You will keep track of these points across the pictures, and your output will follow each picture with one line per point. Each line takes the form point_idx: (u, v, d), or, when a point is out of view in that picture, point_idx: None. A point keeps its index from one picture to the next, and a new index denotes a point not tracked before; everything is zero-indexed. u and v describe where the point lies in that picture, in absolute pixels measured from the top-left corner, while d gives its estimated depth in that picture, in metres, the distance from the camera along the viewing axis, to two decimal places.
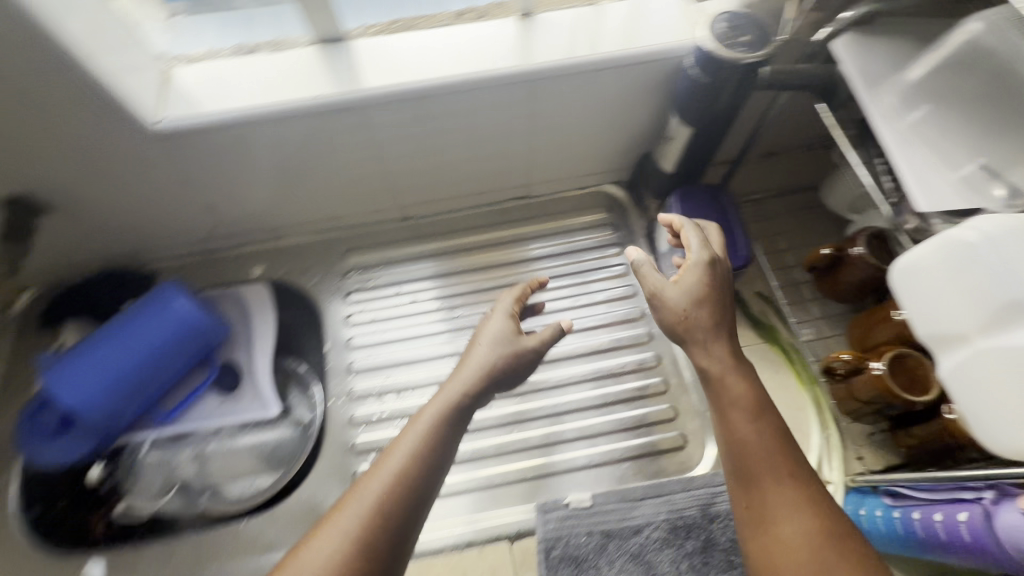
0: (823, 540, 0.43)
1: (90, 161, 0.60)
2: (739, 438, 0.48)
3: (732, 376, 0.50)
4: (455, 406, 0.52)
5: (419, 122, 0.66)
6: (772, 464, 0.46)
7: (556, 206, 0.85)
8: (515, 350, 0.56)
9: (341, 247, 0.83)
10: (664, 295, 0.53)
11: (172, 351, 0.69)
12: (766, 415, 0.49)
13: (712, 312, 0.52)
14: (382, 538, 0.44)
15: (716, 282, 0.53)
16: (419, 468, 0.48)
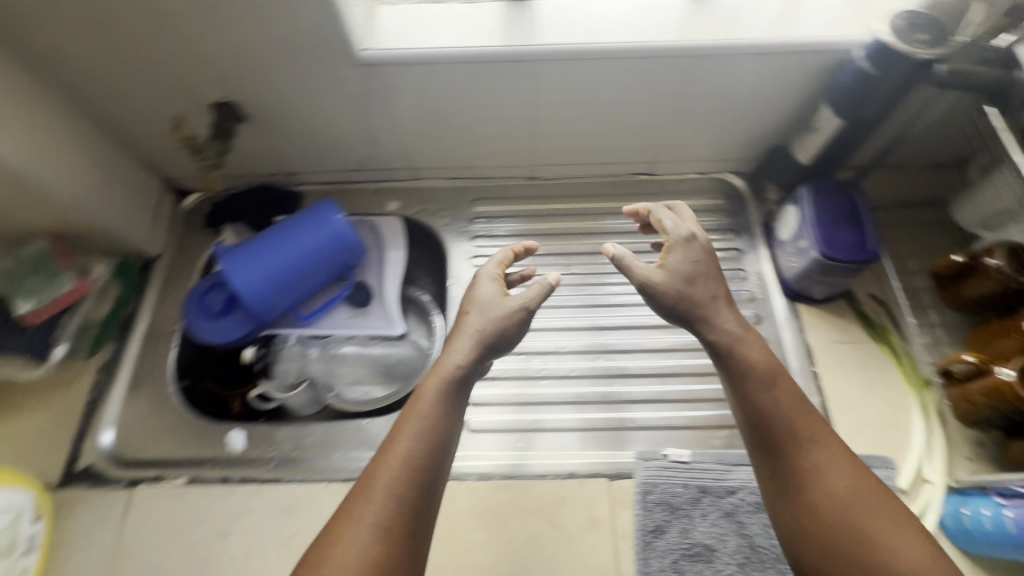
0: (846, 498, 0.50)
1: (297, 78, 0.68)
2: (758, 410, 0.55)
3: (742, 345, 0.58)
4: (452, 379, 0.57)
5: (581, 84, 0.71)
6: (791, 432, 0.53)
7: (675, 187, 0.90)
8: (495, 317, 0.60)
9: (471, 195, 0.89)
10: (656, 283, 0.61)
11: (324, 262, 0.77)
12: (779, 385, 0.56)
13: (709, 283, 0.61)
14: (400, 510, 0.49)
15: (693, 254, 0.62)
16: (424, 442, 0.53)
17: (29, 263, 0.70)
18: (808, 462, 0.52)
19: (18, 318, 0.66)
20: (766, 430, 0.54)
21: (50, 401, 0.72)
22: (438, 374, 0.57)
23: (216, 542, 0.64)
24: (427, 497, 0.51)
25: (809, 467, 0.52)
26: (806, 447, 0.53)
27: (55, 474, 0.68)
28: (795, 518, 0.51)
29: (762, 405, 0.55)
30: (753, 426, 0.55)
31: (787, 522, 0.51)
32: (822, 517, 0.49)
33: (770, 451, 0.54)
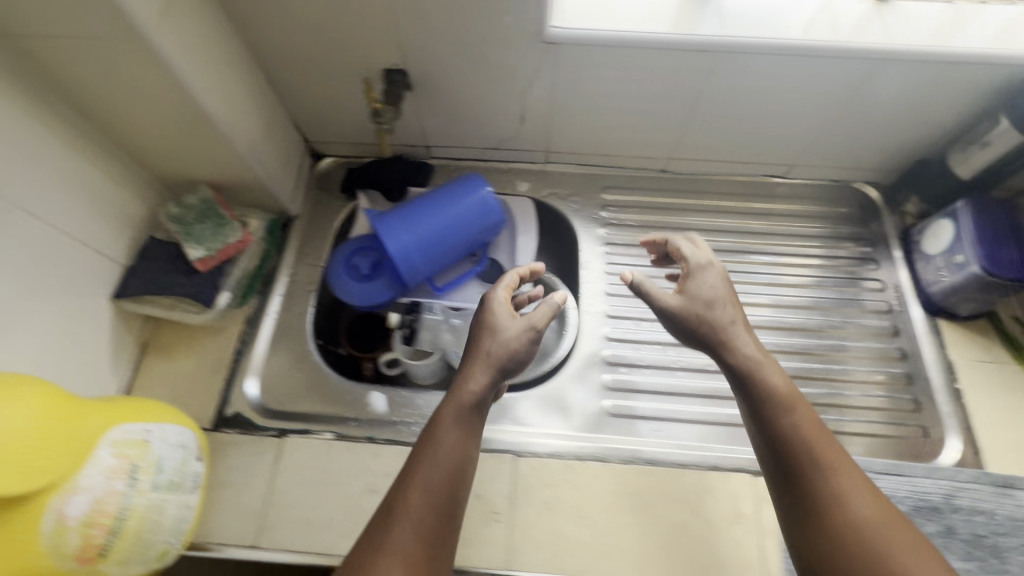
0: (871, 530, 0.47)
1: (473, 51, 0.68)
2: (778, 435, 0.53)
3: (763, 371, 0.56)
4: (466, 400, 0.55)
5: (754, 80, 0.71)
6: (810, 457, 0.52)
7: (807, 192, 0.89)
8: (508, 339, 0.58)
9: (601, 182, 0.89)
10: (674, 309, 0.61)
11: (467, 234, 0.78)
12: (797, 409, 0.54)
13: (724, 309, 0.60)
14: (422, 539, 0.48)
15: (708, 279, 0.62)
16: (438, 467, 0.52)
17: (198, 210, 0.71)
18: (831, 490, 0.50)
19: (190, 262, 0.67)
20: (784, 457, 0.53)
21: (200, 347, 0.74)
22: (454, 400, 0.56)
23: (366, 498, 0.65)
24: (450, 523, 0.51)
25: (834, 495, 0.50)
26: (828, 474, 0.51)
27: (206, 418, 0.70)
28: (818, 550, 0.49)
29: (779, 430, 0.53)
30: (772, 453, 0.54)
31: (809, 553, 0.49)
32: (849, 550, 0.47)
33: (790, 478, 0.52)
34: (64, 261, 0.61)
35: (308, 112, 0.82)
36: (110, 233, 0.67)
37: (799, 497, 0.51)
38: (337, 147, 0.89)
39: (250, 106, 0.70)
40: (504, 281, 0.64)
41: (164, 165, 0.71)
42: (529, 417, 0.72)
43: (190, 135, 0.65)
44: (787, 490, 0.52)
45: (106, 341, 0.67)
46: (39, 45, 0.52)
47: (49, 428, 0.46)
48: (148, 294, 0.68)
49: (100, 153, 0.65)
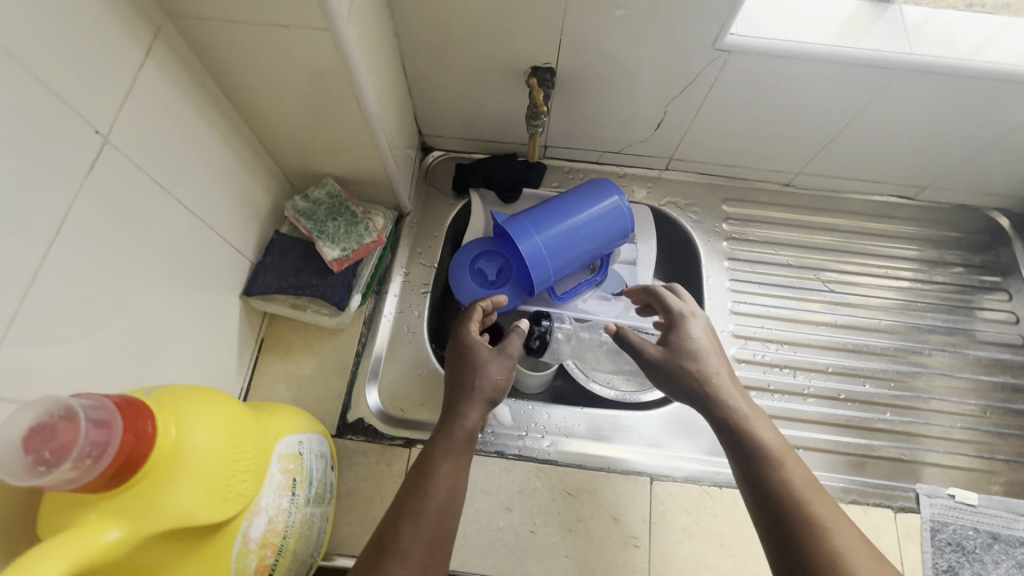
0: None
1: (633, 52, 0.65)
2: (768, 482, 0.49)
3: (753, 421, 0.54)
4: (453, 438, 0.55)
5: (923, 101, 0.67)
6: (800, 508, 0.47)
7: (936, 215, 0.86)
8: (489, 376, 0.59)
9: (720, 193, 0.86)
10: (656, 357, 0.60)
11: (596, 243, 0.74)
12: (793, 459, 0.51)
13: (715, 359, 0.59)
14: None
15: (688, 326, 0.61)
16: (427, 505, 0.51)
17: (328, 207, 0.68)
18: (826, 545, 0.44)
19: (326, 262, 0.65)
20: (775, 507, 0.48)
21: (319, 348, 0.71)
22: (449, 434, 0.55)
23: (500, 516, 0.63)
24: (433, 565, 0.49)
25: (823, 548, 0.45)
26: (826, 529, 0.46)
27: (330, 424, 0.67)
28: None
29: (772, 480, 0.49)
30: (761, 503, 0.49)
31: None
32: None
33: (779, 530, 0.47)
34: (208, 258, 0.58)
35: (432, 104, 0.78)
36: (243, 227, 0.64)
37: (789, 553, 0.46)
38: (448, 141, 0.86)
39: (390, 99, 0.67)
40: (472, 315, 0.66)
41: (297, 157, 0.68)
42: (661, 438, 0.70)
43: (337, 129, 0.62)
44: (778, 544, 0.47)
45: (234, 340, 0.65)
46: (218, 30, 0.49)
47: (238, 450, 0.42)
48: (279, 293, 0.65)
49: (242, 144, 0.62)
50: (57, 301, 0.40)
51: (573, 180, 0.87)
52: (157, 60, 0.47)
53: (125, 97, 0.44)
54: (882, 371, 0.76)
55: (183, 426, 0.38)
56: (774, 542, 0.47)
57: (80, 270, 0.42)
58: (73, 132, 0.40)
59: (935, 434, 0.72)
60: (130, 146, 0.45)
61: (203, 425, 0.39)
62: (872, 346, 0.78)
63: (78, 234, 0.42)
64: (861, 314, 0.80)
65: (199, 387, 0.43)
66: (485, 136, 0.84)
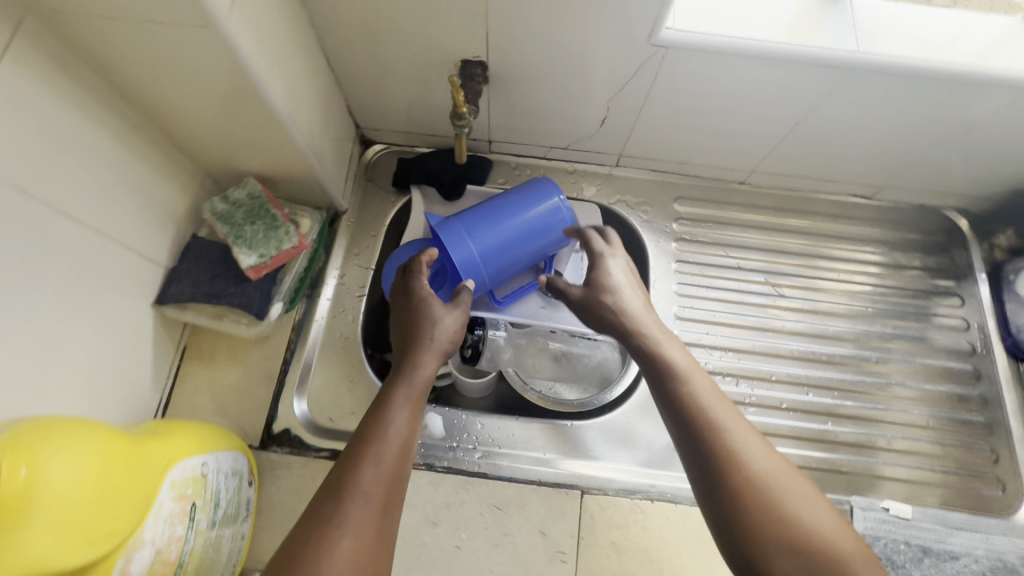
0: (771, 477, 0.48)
1: (567, 45, 0.61)
2: (684, 396, 0.54)
3: (665, 346, 0.60)
4: (410, 379, 0.55)
5: (873, 100, 0.64)
6: (709, 413, 0.52)
7: (893, 215, 0.83)
8: (445, 328, 0.60)
9: (673, 191, 0.83)
10: (581, 296, 0.66)
11: (535, 244, 0.71)
12: (700, 375, 0.56)
13: (631, 296, 0.65)
14: (370, 519, 0.45)
15: (607, 267, 0.67)
16: (387, 446, 0.49)
17: (247, 208, 0.64)
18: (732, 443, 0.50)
19: (241, 269, 0.62)
20: (691, 418, 0.52)
21: (245, 356, 0.68)
22: (408, 381, 0.55)
23: (426, 531, 0.62)
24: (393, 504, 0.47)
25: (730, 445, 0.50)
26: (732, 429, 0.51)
27: (254, 435, 0.65)
28: (728, 505, 0.47)
29: (688, 393, 0.54)
30: (679, 418, 0.53)
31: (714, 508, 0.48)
32: (754, 497, 0.47)
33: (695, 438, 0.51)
34: (111, 270, 0.55)
35: (366, 97, 0.74)
36: (153, 233, 0.60)
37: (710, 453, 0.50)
38: (388, 134, 0.82)
39: (308, 93, 0.63)
40: (420, 269, 0.65)
41: (213, 156, 0.64)
42: (596, 448, 0.68)
43: (248, 128, 0.59)
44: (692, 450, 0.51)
45: (149, 352, 0.62)
46: (90, 26, 0.44)
47: (105, 485, 0.40)
48: (194, 302, 0.62)
49: (146, 145, 0.58)
50: None
51: (520, 178, 0.83)
52: (21, 61, 0.43)
53: None
54: (827, 380, 0.74)
55: (34, 466, 0.36)
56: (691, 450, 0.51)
57: None
58: None
59: (875, 445, 0.71)
60: None
61: (63, 463, 0.38)
62: (820, 354, 0.76)
63: None
64: (812, 320, 0.78)
65: (61, 419, 0.40)
66: (425, 130, 0.80)
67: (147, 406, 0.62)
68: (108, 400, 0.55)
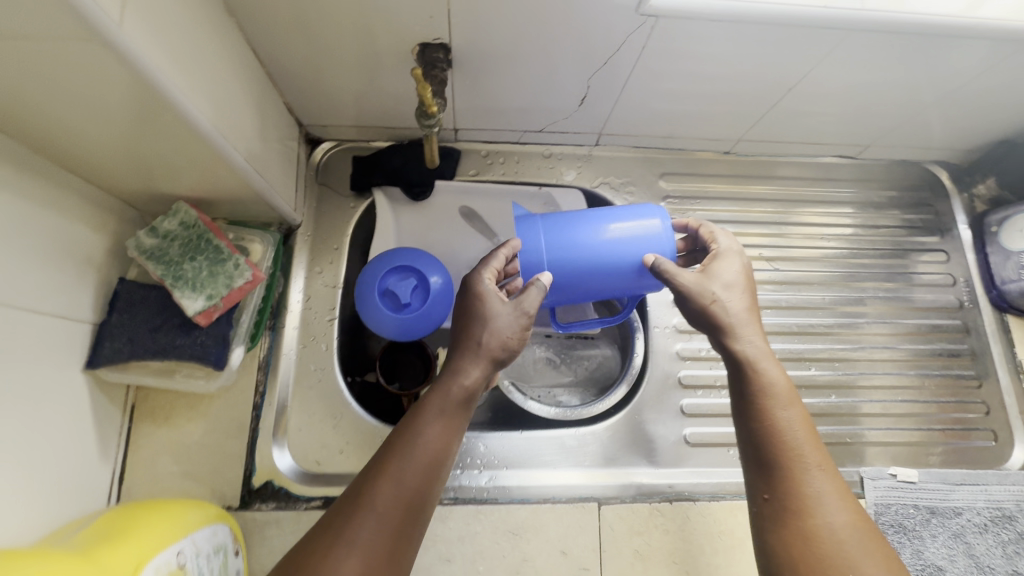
0: (846, 537, 0.43)
1: (543, 20, 0.53)
2: (764, 424, 0.48)
3: (761, 364, 0.51)
4: (450, 390, 0.48)
5: (871, 62, 0.59)
6: (792, 451, 0.47)
7: (875, 173, 0.82)
8: (498, 331, 0.50)
9: (657, 168, 0.78)
10: (697, 281, 0.53)
11: (613, 273, 0.57)
12: (795, 406, 0.49)
13: (741, 298, 0.54)
14: (383, 538, 0.41)
15: (732, 269, 0.55)
16: (411, 466, 0.44)
17: (183, 242, 0.54)
18: (811, 489, 0.45)
19: (187, 316, 0.52)
20: (768, 446, 0.47)
21: (208, 407, 0.60)
22: (444, 391, 0.48)
23: (441, 569, 0.58)
24: (411, 529, 0.43)
25: (802, 491, 0.45)
26: (813, 474, 0.46)
27: (233, 495, 0.58)
28: (786, 550, 0.44)
29: (769, 423, 0.48)
30: (752, 447, 0.49)
31: (769, 543, 0.45)
32: (815, 549, 0.43)
33: (765, 468, 0.47)
34: (24, 343, 0.45)
35: (308, 90, 0.63)
36: (70, 285, 0.50)
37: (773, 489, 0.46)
38: (338, 130, 0.72)
39: (237, 96, 0.52)
40: (489, 258, 0.55)
41: (130, 182, 0.53)
42: (607, 454, 0.65)
43: (171, 154, 0.49)
44: (759, 472, 0.48)
45: (91, 424, 0.53)
46: None
47: None
48: (135, 360, 0.52)
49: (41, 182, 0.46)
50: None
51: (492, 168, 0.75)
52: None
53: None
54: (827, 352, 0.73)
55: None
56: (758, 480, 0.48)
57: None
58: None
59: (880, 411, 0.71)
60: None
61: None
62: (817, 325, 0.74)
63: None
64: (806, 290, 0.76)
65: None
66: (381, 123, 0.70)
67: (99, 483, 0.54)
68: (50, 494, 0.47)
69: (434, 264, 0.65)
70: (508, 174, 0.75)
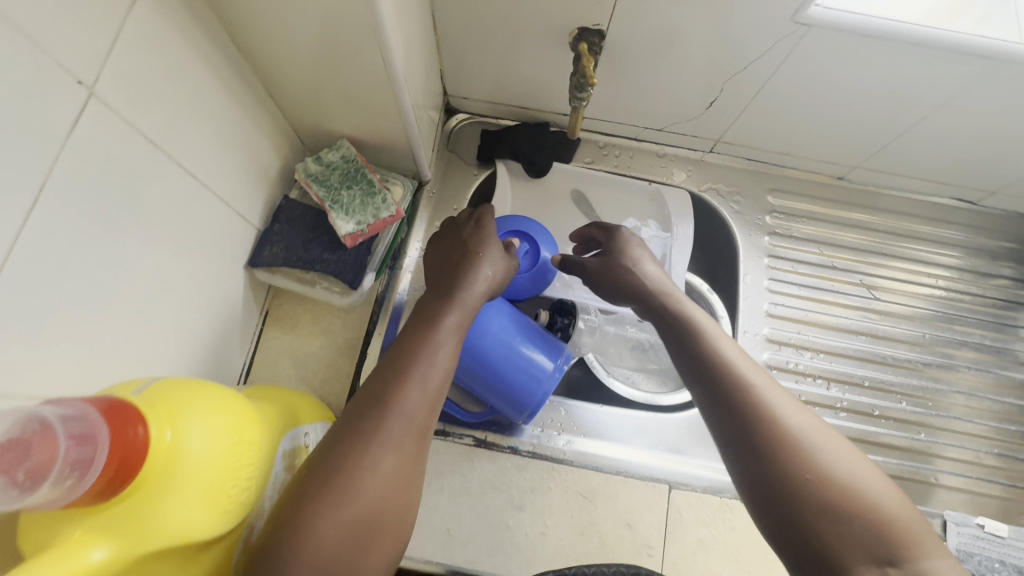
0: (814, 435, 0.41)
1: (702, 22, 0.57)
2: (714, 360, 0.47)
3: (695, 314, 0.53)
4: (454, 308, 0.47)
5: (1017, 101, 0.59)
6: (741, 378, 0.45)
7: (995, 222, 0.80)
8: (496, 270, 0.53)
9: (767, 183, 0.79)
10: (605, 263, 0.62)
11: (483, 393, 0.61)
12: (728, 341, 0.50)
13: (655, 267, 0.61)
14: (412, 438, 0.38)
15: (628, 238, 0.64)
16: (430, 376, 0.41)
17: (342, 172, 0.62)
18: (771, 405, 0.42)
19: (338, 235, 0.59)
20: (727, 388, 0.44)
21: (328, 325, 0.66)
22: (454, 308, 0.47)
23: (510, 514, 0.60)
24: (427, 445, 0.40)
25: (777, 419, 0.42)
26: (768, 392, 0.44)
27: (336, 406, 0.63)
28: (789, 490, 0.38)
29: (717, 359, 0.47)
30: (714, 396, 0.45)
31: (765, 490, 0.39)
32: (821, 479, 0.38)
33: (733, 419, 0.43)
34: (210, 228, 0.52)
35: (461, 62, 0.71)
36: (249, 191, 0.58)
37: (752, 433, 0.41)
38: (475, 104, 0.79)
39: (415, 53, 0.60)
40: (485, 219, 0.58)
41: (306, 111, 0.61)
42: (682, 444, 0.67)
43: (356, 92, 0.56)
44: (735, 424, 0.43)
45: (238, 315, 0.60)
46: None
47: (241, 454, 0.38)
48: (286, 266, 0.60)
49: (249, 100, 0.55)
50: (48, 292, 0.36)
51: (608, 159, 0.80)
52: None
53: (113, 42, 0.37)
54: (918, 389, 0.73)
55: (178, 428, 0.34)
56: (730, 431, 0.43)
57: (63, 249, 0.36)
58: (50, 87, 0.33)
59: (961, 457, 0.70)
60: (119, 100, 0.39)
61: (205, 402, 0.37)
62: (912, 360, 0.74)
63: (54, 206, 0.35)
64: (907, 324, 0.76)
65: (196, 382, 0.39)
66: (515, 102, 0.76)
67: (233, 368, 0.61)
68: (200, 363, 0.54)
69: (550, 241, 0.70)
70: (621, 167, 0.80)
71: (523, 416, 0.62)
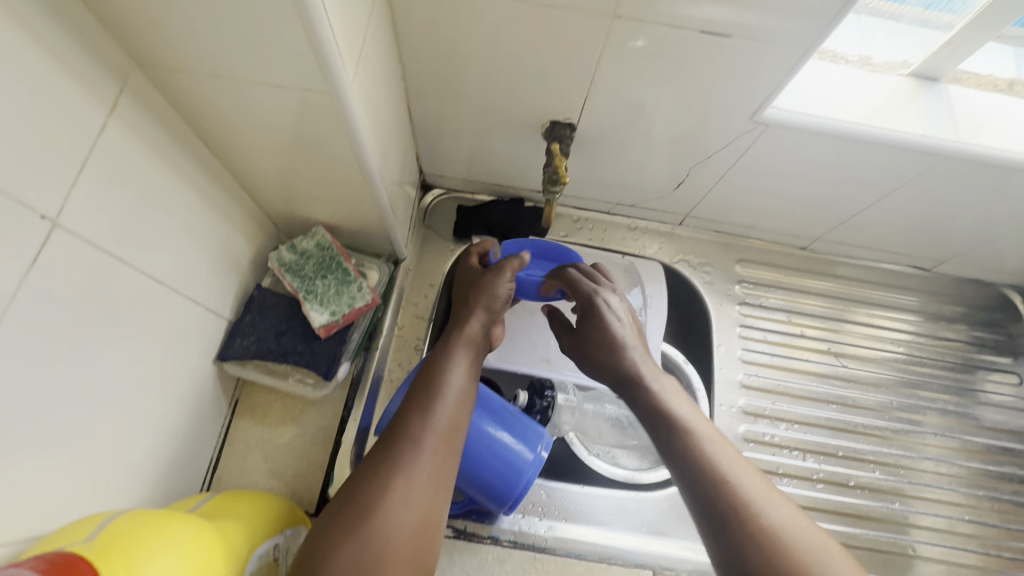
0: (792, 530, 0.40)
1: (667, 116, 0.61)
2: (693, 448, 0.46)
3: (668, 391, 0.53)
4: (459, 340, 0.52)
5: (958, 190, 0.64)
6: (720, 469, 0.44)
7: (948, 288, 0.84)
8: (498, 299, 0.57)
9: (735, 254, 0.82)
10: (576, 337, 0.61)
11: (462, 483, 0.59)
12: (704, 422, 0.49)
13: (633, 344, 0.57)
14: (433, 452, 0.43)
15: (598, 306, 0.58)
16: (447, 392, 0.47)
17: (317, 261, 0.62)
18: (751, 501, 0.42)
19: (312, 327, 0.60)
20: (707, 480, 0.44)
21: (301, 413, 0.64)
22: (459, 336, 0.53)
23: None
24: (457, 444, 0.45)
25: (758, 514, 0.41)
26: (747, 484, 0.43)
27: (309, 500, 0.61)
28: (735, 567, 0.40)
29: (692, 446, 0.47)
30: (679, 461, 0.46)
31: None
32: (769, 559, 0.39)
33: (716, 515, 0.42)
34: (179, 328, 0.51)
35: (437, 144, 0.72)
36: (221, 283, 0.57)
37: (734, 533, 0.41)
38: (450, 181, 0.80)
39: (390, 144, 0.61)
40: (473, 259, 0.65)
41: (280, 201, 0.61)
42: (664, 524, 0.66)
43: (333, 187, 0.57)
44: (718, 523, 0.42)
45: (206, 410, 0.58)
46: (194, 79, 0.42)
47: None
48: (257, 359, 0.59)
49: (223, 195, 0.55)
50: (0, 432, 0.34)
51: (583, 232, 0.82)
52: (122, 116, 0.40)
53: (79, 171, 0.37)
54: (889, 456, 0.75)
55: (133, 568, 0.33)
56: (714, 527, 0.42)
57: (20, 384, 0.35)
58: (13, 223, 0.32)
59: (935, 526, 0.71)
60: (87, 223, 0.38)
61: (162, 539, 0.36)
62: (881, 427, 0.76)
63: (10, 345, 0.33)
64: (874, 392, 0.78)
65: (150, 518, 0.37)
66: (490, 180, 0.78)
67: (200, 467, 0.58)
68: (164, 468, 0.51)
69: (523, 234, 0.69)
70: (595, 240, 0.81)
71: (503, 505, 0.60)
